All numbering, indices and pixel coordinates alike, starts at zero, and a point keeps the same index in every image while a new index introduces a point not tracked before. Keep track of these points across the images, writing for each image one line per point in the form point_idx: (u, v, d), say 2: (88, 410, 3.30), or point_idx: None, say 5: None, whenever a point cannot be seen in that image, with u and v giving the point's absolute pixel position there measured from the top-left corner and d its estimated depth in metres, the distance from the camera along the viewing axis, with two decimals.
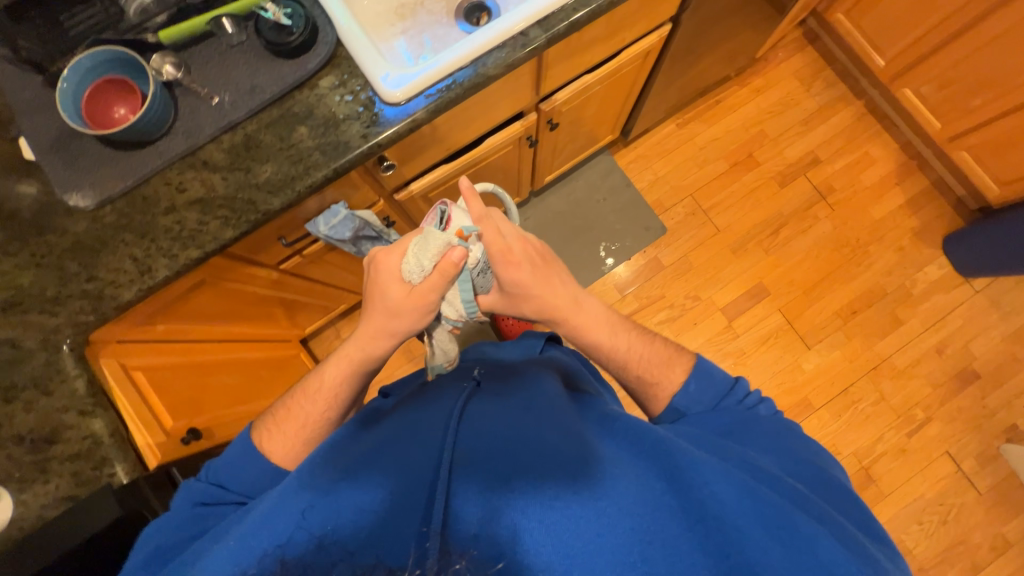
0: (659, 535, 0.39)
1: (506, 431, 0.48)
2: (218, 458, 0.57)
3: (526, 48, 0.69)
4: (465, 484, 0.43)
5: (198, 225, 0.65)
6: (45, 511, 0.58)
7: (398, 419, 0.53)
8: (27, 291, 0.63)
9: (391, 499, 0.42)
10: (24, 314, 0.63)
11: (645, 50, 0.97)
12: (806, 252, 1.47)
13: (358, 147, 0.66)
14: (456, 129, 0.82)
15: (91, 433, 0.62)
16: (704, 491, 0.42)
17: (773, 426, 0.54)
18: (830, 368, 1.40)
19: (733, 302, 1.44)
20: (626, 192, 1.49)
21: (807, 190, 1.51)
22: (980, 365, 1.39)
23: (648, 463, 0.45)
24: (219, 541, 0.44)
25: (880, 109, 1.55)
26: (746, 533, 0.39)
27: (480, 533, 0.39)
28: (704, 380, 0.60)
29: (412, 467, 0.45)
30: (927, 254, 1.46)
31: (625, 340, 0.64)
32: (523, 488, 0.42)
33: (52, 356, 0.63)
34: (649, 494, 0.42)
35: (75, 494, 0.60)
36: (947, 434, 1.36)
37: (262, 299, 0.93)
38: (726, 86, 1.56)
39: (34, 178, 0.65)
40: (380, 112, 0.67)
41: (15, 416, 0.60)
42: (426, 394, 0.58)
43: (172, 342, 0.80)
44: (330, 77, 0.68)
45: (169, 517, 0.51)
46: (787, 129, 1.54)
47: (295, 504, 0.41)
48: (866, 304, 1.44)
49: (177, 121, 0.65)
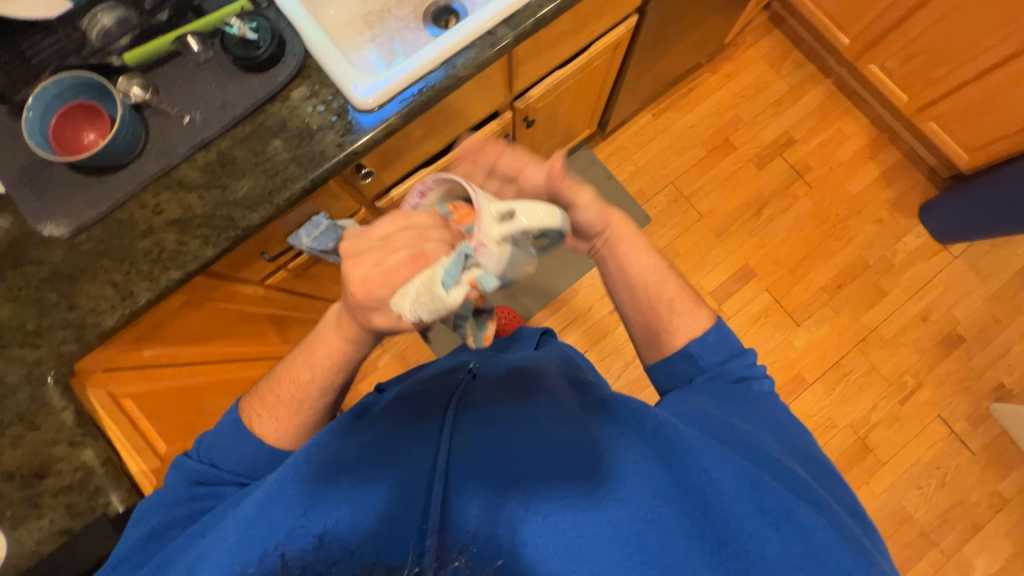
0: (659, 524, 0.41)
1: (504, 420, 0.49)
2: (207, 436, 0.56)
3: (495, 47, 0.70)
4: (463, 479, 0.44)
5: (177, 245, 0.64)
6: (40, 547, 0.57)
7: (391, 409, 0.52)
8: (6, 325, 0.62)
9: (390, 493, 0.43)
10: (3, 349, 0.61)
11: (614, 42, 0.98)
12: (788, 230, 1.49)
13: (334, 156, 0.66)
14: (433, 130, 0.82)
15: (82, 464, 0.61)
16: (703, 478, 0.43)
17: (772, 406, 0.55)
18: (821, 343, 1.42)
19: (721, 286, 1.46)
20: (608, 184, 1.51)
21: (784, 170, 1.53)
22: (964, 328, 1.42)
23: (650, 449, 0.45)
24: (218, 536, 0.43)
25: (848, 86, 1.58)
26: (742, 523, 0.41)
27: (481, 527, 0.40)
28: (721, 332, 0.59)
29: (410, 461, 0.45)
30: (905, 223, 1.49)
31: (658, 274, 0.64)
32: (522, 482, 0.43)
33: (37, 390, 0.62)
34: (650, 484, 0.43)
35: (70, 527, 0.59)
36: (938, 398, 1.38)
37: (251, 316, 0.92)
38: (698, 72, 1.58)
39: (5, 210, 0.64)
40: (354, 120, 0.67)
41: (3, 453, 0.59)
42: (419, 377, 0.59)
43: (160, 362, 0.79)
44: (302, 88, 0.68)
45: (167, 492, 0.53)
46: (760, 112, 1.57)
47: (293, 503, 0.42)
48: (850, 277, 1.46)
49: (149, 142, 0.65)
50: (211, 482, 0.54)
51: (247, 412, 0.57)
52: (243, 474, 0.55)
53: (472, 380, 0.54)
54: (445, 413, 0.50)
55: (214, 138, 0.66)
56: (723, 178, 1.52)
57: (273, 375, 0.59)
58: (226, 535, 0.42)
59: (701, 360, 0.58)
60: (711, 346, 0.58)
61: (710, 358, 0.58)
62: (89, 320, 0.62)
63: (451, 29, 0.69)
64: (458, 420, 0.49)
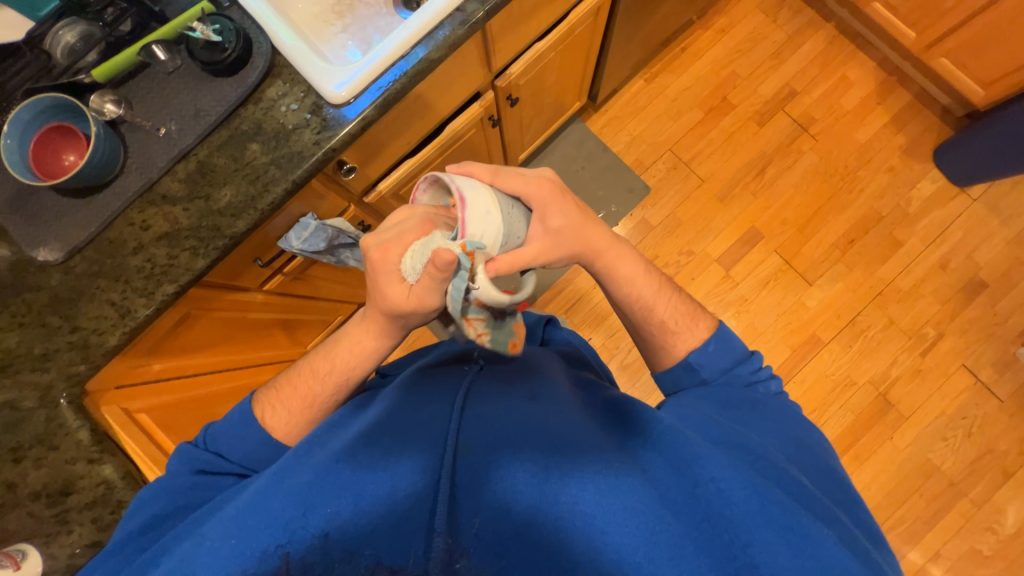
0: (666, 532, 0.39)
1: (509, 417, 0.48)
2: (215, 426, 0.57)
3: (466, 24, 0.67)
4: (467, 476, 0.43)
5: (168, 259, 0.64)
6: (74, 560, 0.60)
7: (396, 402, 0.52)
8: (15, 350, 0.63)
9: (392, 485, 0.42)
10: (16, 374, 0.63)
11: (595, 6, 0.94)
12: (795, 188, 1.44)
13: (312, 155, 0.65)
14: (414, 119, 0.80)
15: (103, 479, 0.63)
16: (710, 487, 0.42)
17: (784, 415, 0.54)
18: (835, 301, 1.38)
19: (727, 251, 1.42)
20: (604, 157, 1.47)
21: (787, 125, 1.47)
22: (986, 273, 1.37)
23: (658, 453, 0.45)
24: (215, 513, 0.45)
25: (851, 29, 1.49)
26: (754, 533, 0.39)
27: (482, 526, 0.40)
28: (726, 342, 0.61)
29: (414, 453, 0.45)
30: (919, 169, 1.42)
31: (655, 286, 0.65)
32: (526, 478, 0.42)
33: (52, 411, 0.63)
34: (658, 492, 0.42)
35: (99, 539, 0.61)
36: (961, 347, 1.34)
37: (256, 322, 0.93)
38: (690, 30, 1.51)
39: None
40: (328, 116, 0.66)
41: (27, 474, 0.61)
42: (422, 372, 0.59)
43: (171, 372, 0.81)
44: (274, 87, 0.67)
45: (168, 480, 0.53)
46: (759, 66, 1.50)
47: (293, 494, 0.41)
48: (863, 231, 1.41)
49: (128, 159, 0.65)
50: (213, 471, 0.54)
51: (262, 402, 0.59)
52: (246, 465, 0.55)
53: (478, 380, 0.54)
54: (452, 409, 0.50)
55: (194, 149, 0.65)
56: (723, 140, 1.47)
57: (290, 371, 0.62)
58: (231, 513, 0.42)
59: (706, 369, 0.59)
60: (714, 354, 0.60)
61: (713, 369, 0.59)
62: (93, 340, 0.63)
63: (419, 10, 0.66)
64: (464, 417, 0.48)
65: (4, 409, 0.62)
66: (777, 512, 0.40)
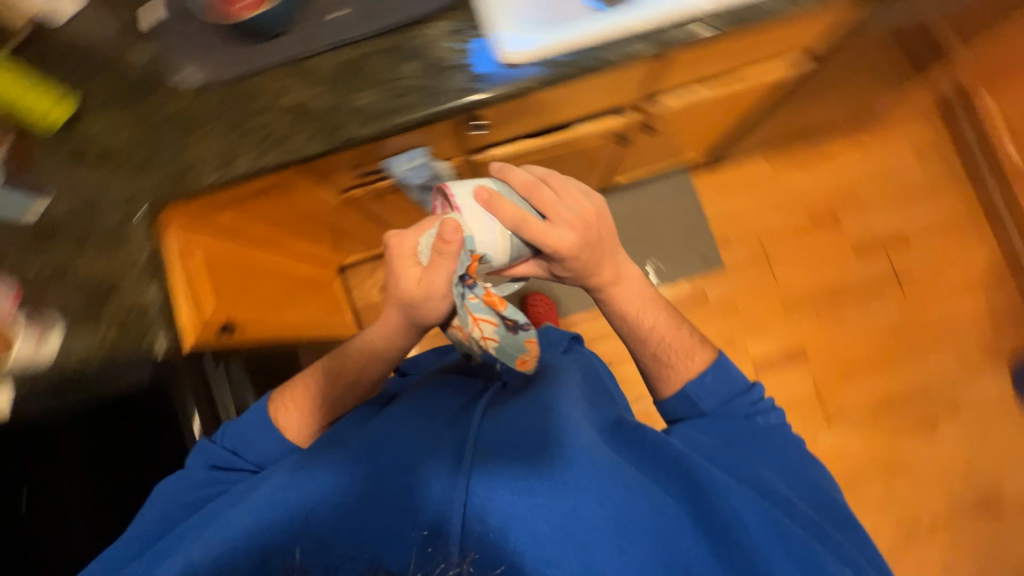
0: (671, 539, 0.52)
1: (519, 418, 0.60)
2: (228, 428, 0.69)
3: (689, 38, 0.64)
4: (492, 482, 0.53)
5: (287, 134, 0.66)
6: (76, 355, 0.65)
7: (402, 409, 0.65)
8: (116, 146, 0.69)
9: (446, 507, 0.53)
10: (107, 165, 0.69)
11: (783, 70, 0.88)
12: (861, 330, 1.38)
13: (455, 99, 0.64)
14: (578, 104, 0.77)
15: (141, 302, 0.67)
16: (730, 515, 0.53)
17: (779, 441, 0.64)
18: (846, 455, 1.32)
19: (766, 359, 1.37)
20: (698, 217, 1.42)
21: (880, 265, 1.41)
22: (1007, 497, 1.30)
23: (675, 485, 0.56)
24: (225, 512, 0.59)
25: (993, 203, 1.39)
26: (764, 555, 0.51)
27: (530, 549, 0.50)
28: (721, 376, 0.68)
29: (433, 466, 0.56)
30: (990, 372, 1.35)
31: (667, 319, 0.73)
32: (537, 487, 0.53)
33: (127, 219, 0.67)
34: (625, 493, 0.53)
35: (117, 347, 0.66)
36: (943, 554, 1.29)
37: (312, 216, 0.90)
38: (834, 134, 1.45)
39: (150, 43, 0.71)
40: (484, 71, 0.64)
41: (93, 262, 0.67)
42: (437, 396, 0.67)
43: (223, 238, 0.80)
44: (449, 22, 0.66)
45: (186, 475, 0.66)
46: (880, 198, 1.43)
47: (332, 523, 0.53)
48: (904, 398, 1.35)
49: (297, 24, 0.68)
50: (225, 468, 0.67)
51: (278, 399, 0.72)
52: (257, 464, 0.68)
53: (477, 424, 0.60)
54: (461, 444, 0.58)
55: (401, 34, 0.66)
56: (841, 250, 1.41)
57: (340, 352, 0.72)
58: (303, 518, 0.53)
59: (699, 399, 0.67)
60: (707, 386, 0.68)
61: (709, 400, 0.67)
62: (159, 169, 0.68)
63: (645, 5, 0.65)
64: (480, 427, 0.60)
65: (82, 201, 0.69)
66: (785, 537, 0.53)
